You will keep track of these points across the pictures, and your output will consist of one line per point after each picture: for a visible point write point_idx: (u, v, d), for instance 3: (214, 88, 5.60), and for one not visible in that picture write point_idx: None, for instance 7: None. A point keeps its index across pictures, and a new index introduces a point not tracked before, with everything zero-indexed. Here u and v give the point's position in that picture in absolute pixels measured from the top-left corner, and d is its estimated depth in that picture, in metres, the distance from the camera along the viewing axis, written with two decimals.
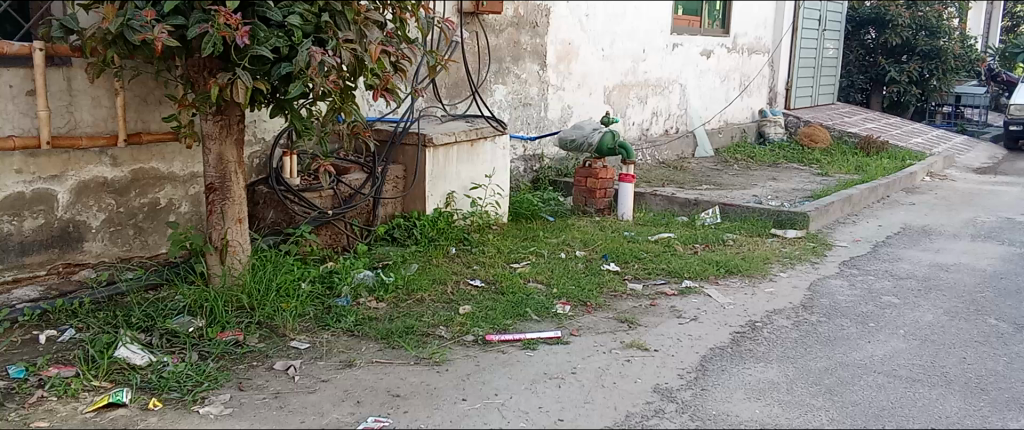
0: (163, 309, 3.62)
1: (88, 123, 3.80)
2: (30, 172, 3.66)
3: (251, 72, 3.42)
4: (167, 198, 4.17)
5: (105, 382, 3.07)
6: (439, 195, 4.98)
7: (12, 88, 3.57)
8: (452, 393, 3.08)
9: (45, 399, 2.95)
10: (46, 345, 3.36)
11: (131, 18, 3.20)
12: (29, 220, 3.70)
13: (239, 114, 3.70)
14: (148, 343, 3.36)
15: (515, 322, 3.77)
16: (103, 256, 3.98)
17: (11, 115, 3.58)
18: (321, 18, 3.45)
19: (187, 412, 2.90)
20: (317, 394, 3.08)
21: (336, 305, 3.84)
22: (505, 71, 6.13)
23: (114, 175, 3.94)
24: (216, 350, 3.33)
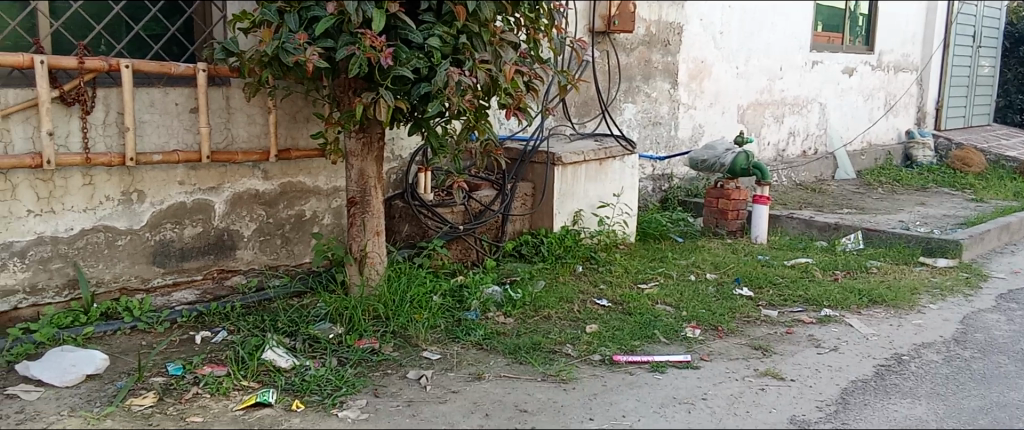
0: (307, 316, 3.82)
1: (244, 139, 4.08)
2: (192, 183, 3.96)
3: (393, 91, 3.56)
4: (312, 210, 4.41)
5: (253, 382, 3.27)
6: (567, 213, 5.01)
7: (178, 105, 3.86)
8: (580, 412, 3.07)
9: (200, 395, 3.17)
10: (202, 344, 3.61)
11: (286, 41, 3.40)
12: (189, 228, 4.00)
13: (379, 131, 3.85)
14: (292, 347, 3.54)
15: (643, 344, 3.73)
16: (253, 263, 4.24)
17: (177, 131, 3.88)
18: (459, 39, 3.55)
19: (327, 415, 3.04)
20: (447, 404, 3.15)
21: (466, 318, 3.93)
22: (636, 89, 6.10)
23: (266, 187, 4.20)
24: (354, 357, 3.48)
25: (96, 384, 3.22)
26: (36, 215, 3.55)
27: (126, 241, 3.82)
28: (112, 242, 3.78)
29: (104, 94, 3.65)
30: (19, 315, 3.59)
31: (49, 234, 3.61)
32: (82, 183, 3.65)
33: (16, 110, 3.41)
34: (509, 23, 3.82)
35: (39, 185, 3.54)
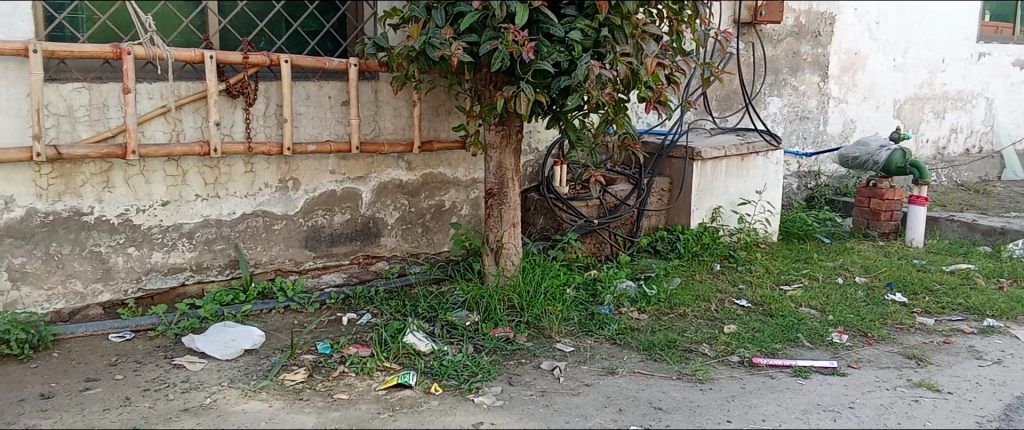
0: (445, 303, 3.93)
1: (389, 131, 4.25)
2: (342, 172, 4.17)
3: (533, 85, 3.59)
4: (451, 201, 4.54)
5: (395, 364, 3.41)
6: (705, 209, 4.91)
7: (330, 99, 4.07)
8: (716, 414, 3.00)
9: (346, 374, 3.33)
10: (348, 326, 3.80)
11: (432, 37, 3.50)
12: (338, 214, 4.21)
13: (518, 124, 3.90)
14: (431, 332, 3.66)
15: (785, 347, 3.59)
16: (396, 250, 4.42)
17: (329, 123, 4.09)
18: (601, 33, 3.53)
19: (463, 399, 3.13)
20: (581, 397, 3.16)
21: (600, 312, 3.92)
22: (782, 82, 5.88)
23: (409, 178, 4.36)
24: (490, 345, 3.56)
25: (253, 358, 3.44)
26: (203, 200, 3.84)
27: (281, 226, 4.07)
28: (269, 226, 4.04)
29: (265, 87, 3.90)
30: (186, 291, 3.92)
31: (213, 217, 3.89)
32: (243, 171, 3.91)
33: (188, 101, 3.70)
34: (651, 15, 3.76)
35: (206, 172, 3.82)
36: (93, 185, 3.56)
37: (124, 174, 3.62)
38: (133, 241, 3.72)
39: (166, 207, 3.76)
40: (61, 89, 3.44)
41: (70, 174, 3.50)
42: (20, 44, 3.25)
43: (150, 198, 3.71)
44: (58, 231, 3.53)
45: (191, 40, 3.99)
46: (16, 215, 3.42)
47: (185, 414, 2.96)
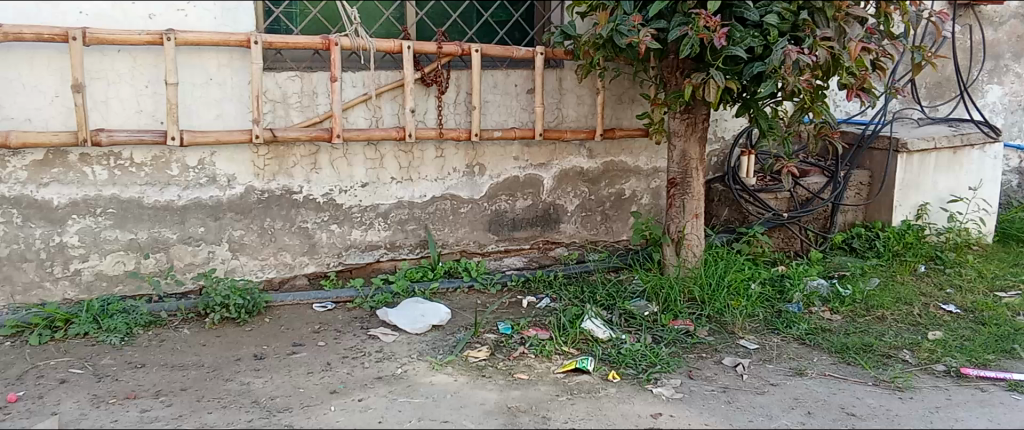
0: (624, 291, 3.92)
1: (573, 119, 4.29)
2: (525, 159, 4.26)
3: (724, 72, 3.49)
4: (632, 189, 4.54)
5: (573, 349, 3.45)
6: (910, 206, 4.57)
7: (517, 87, 4.17)
8: (917, 425, 2.79)
9: (526, 355, 3.41)
10: (528, 308, 3.90)
11: (620, 24, 3.47)
12: (521, 200, 4.32)
13: (705, 112, 3.80)
14: (609, 320, 3.66)
15: (999, 359, 3.29)
16: (575, 237, 4.49)
17: (514, 110, 4.19)
18: (799, 16, 3.36)
19: (642, 389, 3.11)
20: (765, 396, 3.05)
21: (788, 310, 3.76)
22: (1004, 69, 5.33)
23: (590, 166, 4.40)
24: (669, 336, 3.51)
25: (439, 334, 3.61)
26: (398, 182, 4.07)
27: (468, 209, 4.24)
28: (456, 210, 4.22)
29: (456, 75, 4.06)
30: (381, 267, 4.18)
31: (406, 199, 4.12)
32: (434, 156, 4.10)
33: (387, 89, 3.93)
34: None
35: (401, 156, 4.04)
36: (302, 166, 3.88)
37: (329, 156, 3.91)
38: (335, 219, 4.01)
39: (365, 188, 4.03)
40: (278, 77, 3.75)
41: (283, 155, 3.82)
42: (244, 36, 3.57)
43: (351, 179, 3.98)
44: (271, 208, 3.87)
45: (390, 32, 4.19)
46: (237, 192, 3.79)
47: (379, 382, 3.17)
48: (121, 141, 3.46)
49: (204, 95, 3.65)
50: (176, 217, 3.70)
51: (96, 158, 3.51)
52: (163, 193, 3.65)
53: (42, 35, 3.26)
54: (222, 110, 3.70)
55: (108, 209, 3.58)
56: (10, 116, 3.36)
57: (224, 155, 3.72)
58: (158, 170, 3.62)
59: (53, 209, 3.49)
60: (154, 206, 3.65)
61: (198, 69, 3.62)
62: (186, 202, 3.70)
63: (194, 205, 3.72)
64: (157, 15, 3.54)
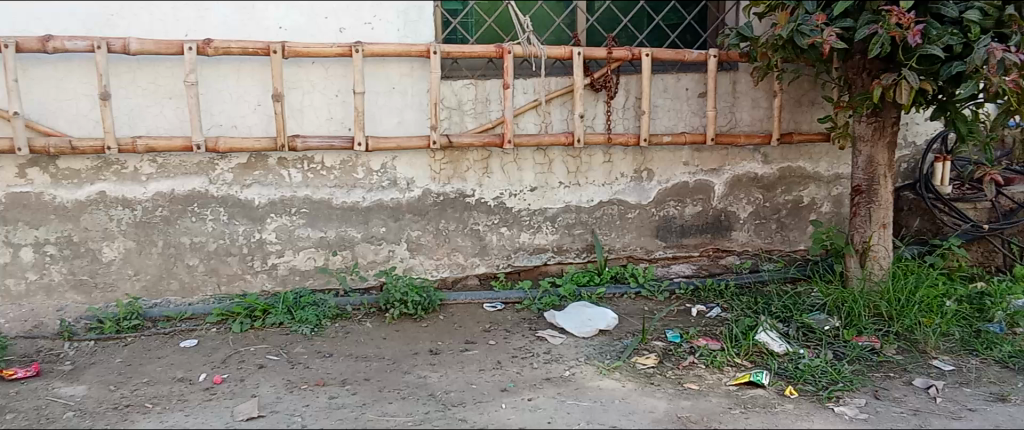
0: (802, 303, 3.73)
1: (747, 122, 4.16)
2: (695, 165, 4.18)
3: (917, 72, 3.24)
4: (810, 196, 4.35)
5: (746, 361, 3.33)
6: None
7: (688, 91, 4.10)
8: None
9: (696, 365, 3.34)
10: (697, 317, 3.81)
11: (802, 23, 3.31)
12: (690, 206, 4.24)
13: (895, 115, 3.55)
14: (786, 333, 3.51)
15: None
16: (747, 246, 4.36)
17: (685, 115, 4.12)
18: (1005, 11, 3.07)
19: (822, 407, 2.96)
20: (963, 422, 2.82)
21: (988, 330, 3.46)
22: None
23: (765, 171, 4.25)
24: (852, 353, 3.32)
25: (607, 339, 3.61)
26: (566, 187, 4.12)
27: (635, 215, 4.21)
28: (623, 215, 4.20)
29: (626, 80, 4.05)
30: (548, 270, 4.24)
31: (574, 204, 4.15)
32: (602, 161, 4.11)
33: (557, 95, 3.98)
34: None
35: (570, 161, 4.08)
36: (475, 170, 4.01)
37: (501, 161, 4.02)
38: (505, 222, 4.11)
39: (534, 192, 4.10)
40: (454, 85, 3.91)
41: (458, 160, 3.97)
42: (424, 46, 3.73)
43: (521, 183, 4.07)
44: (446, 210, 4.03)
45: (561, 38, 4.23)
46: (415, 194, 3.97)
47: (548, 383, 3.22)
48: (314, 147, 3.71)
49: (387, 103, 3.86)
50: (361, 217, 3.94)
51: (292, 162, 3.79)
52: (349, 195, 3.90)
53: (247, 50, 3.55)
54: (403, 116, 3.90)
55: (301, 209, 3.86)
56: (219, 123, 3.71)
57: (404, 159, 3.91)
58: (345, 173, 3.87)
59: (254, 208, 3.81)
60: (340, 207, 3.91)
61: (382, 78, 3.83)
62: (370, 203, 3.93)
63: (376, 206, 3.95)
64: (346, 29, 3.78)
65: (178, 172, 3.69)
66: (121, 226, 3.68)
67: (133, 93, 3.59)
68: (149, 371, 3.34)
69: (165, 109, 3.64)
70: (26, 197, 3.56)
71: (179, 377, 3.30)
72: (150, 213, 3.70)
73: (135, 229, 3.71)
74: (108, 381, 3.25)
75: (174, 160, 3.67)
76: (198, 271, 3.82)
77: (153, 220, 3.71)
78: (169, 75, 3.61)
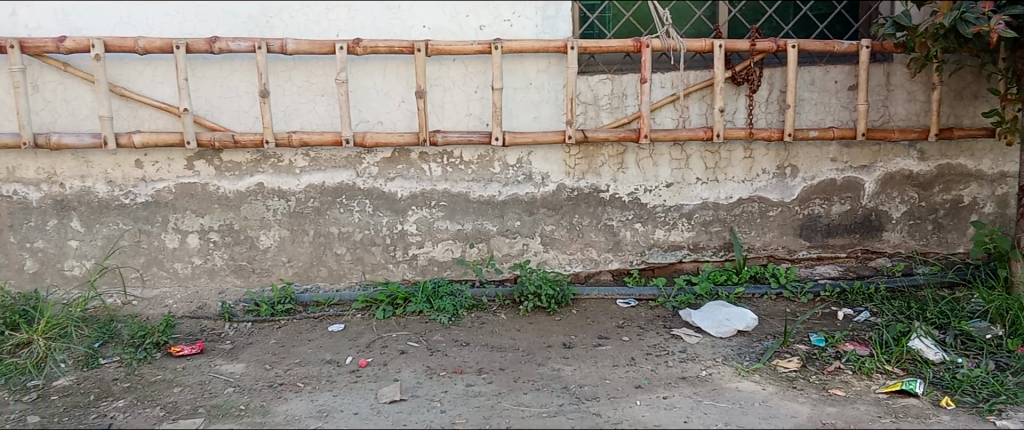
0: (960, 310, 3.54)
1: (902, 117, 3.95)
2: (844, 161, 4.03)
3: None
4: (972, 196, 4.12)
5: (898, 369, 3.18)
6: None
7: (837, 83, 3.93)
8: None
9: (842, 370, 3.20)
10: (844, 321, 3.66)
11: (967, 11, 3.08)
12: (837, 204, 4.10)
13: None
14: (942, 341, 3.34)
15: None
16: (900, 247, 4.17)
17: (834, 109, 3.96)
18: None
19: (982, 420, 2.83)
20: None
21: None
22: None
23: (921, 169, 4.06)
24: (1017, 364, 3.15)
25: (746, 340, 3.53)
26: (703, 183, 4.04)
27: (776, 213, 4.10)
28: (764, 212, 4.10)
29: (770, 73, 3.92)
30: (683, 267, 4.17)
31: (712, 200, 4.07)
32: (743, 156, 4.01)
33: (696, 89, 3.90)
34: None
35: (708, 156, 4.01)
36: (610, 165, 4.00)
37: (636, 156, 3.99)
38: (639, 218, 4.08)
39: (670, 188, 4.05)
40: (590, 80, 3.91)
41: (592, 155, 3.98)
42: (561, 42, 3.74)
43: (656, 179, 4.03)
44: (580, 205, 4.05)
45: (701, 31, 4.15)
46: (550, 189, 4.01)
47: (684, 382, 3.17)
48: (454, 141, 3.82)
49: (524, 99, 3.91)
50: (497, 210, 4.02)
51: (432, 157, 3.92)
52: (486, 189, 3.99)
53: (393, 48, 3.69)
54: (539, 112, 3.94)
55: (441, 202, 3.99)
56: (366, 119, 3.89)
57: (539, 154, 3.96)
58: (483, 167, 3.96)
59: (396, 200, 3.97)
60: (478, 200, 4.00)
61: (520, 74, 3.89)
62: (506, 197, 4.01)
63: (512, 200, 4.02)
64: (486, 27, 3.86)
65: (329, 166, 3.89)
66: (276, 216, 3.93)
67: (289, 91, 3.82)
68: (300, 352, 3.56)
69: (318, 106, 3.85)
70: (194, 187, 3.85)
71: (327, 359, 3.50)
72: (303, 203, 3.93)
73: (289, 219, 3.94)
74: (264, 361, 3.49)
75: (325, 154, 3.87)
76: (345, 259, 4.02)
77: (305, 210, 3.94)
78: (321, 74, 3.81)
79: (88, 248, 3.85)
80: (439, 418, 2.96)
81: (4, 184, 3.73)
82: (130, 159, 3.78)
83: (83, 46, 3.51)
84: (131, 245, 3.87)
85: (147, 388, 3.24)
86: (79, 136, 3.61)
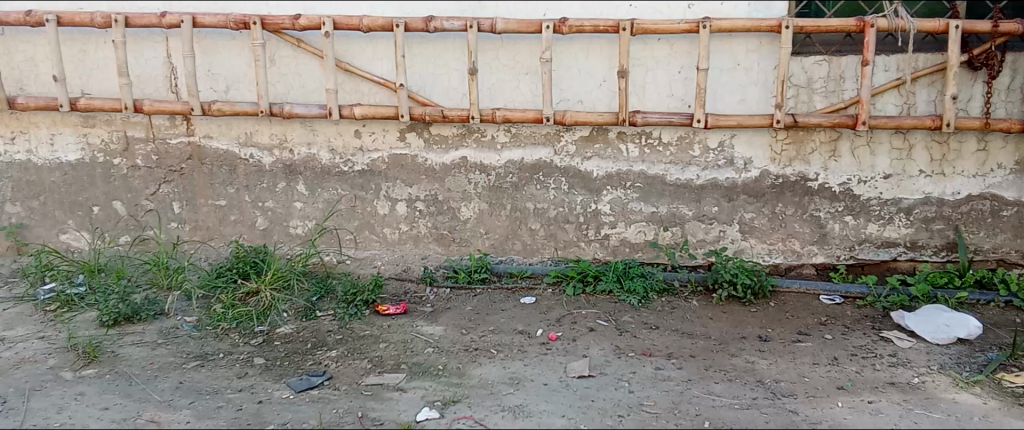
0: None
1: None
2: None
3: None
4: None
5: None
6: None
7: None
8: None
9: None
10: None
11: None
12: None
13: None
14: None
15: None
16: None
17: None
18: None
19: None
20: None
21: None
22: None
23: None
24: None
25: (967, 349, 3.25)
26: (928, 176, 3.75)
27: (1011, 213, 3.77)
28: (997, 212, 3.77)
29: (1014, 58, 3.54)
30: (897, 266, 3.90)
31: (935, 195, 3.78)
32: (976, 149, 3.70)
33: (925, 74, 3.59)
34: None
35: (934, 147, 3.71)
36: (821, 153, 3.79)
37: (851, 144, 3.75)
38: (851, 210, 3.85)
39: (888, 180, 3.78)
40: (805, 62, 3.70)
41: (802, 141, 3.78)
42: (775, 21, 3.58)
43: (873, 170, 3.78)
44: (785, 193, 3.87)
45: (934, 11, 3.78)
46: (753, 175, 3.86)
47: (892, 388, 2.96)
48: (654, 122, 3.77)
49: (731, 80, 3.78)
50: (694, 195, 3.93)
51: (631, 137, 3.89)
52: (684, 172, 3.91)
53: (598, 27, 3.68)
54: (746, 94, 3.79)
55: (637, 183, 3.96)
56: (567, 98, 3.90)
57: (743, 138, 3.82)
58: (682, 150, 3.88)
59: (592, 179, 3.99)
60: (675, 184, 3.93)
61: (727, 54, 3.75)
62: (704, 182, 3.91)
63: (711, 185, 3.91)
64: (695, 5, 3.77)
65: (528, 142, 3.98)
66: (477, 189, 4.08)
67: (495, 68, 3.92)
68: (494, 321, 3.69)
69: (521, 84, 3.92)
70: (404, 158, 4.08)
71: (519, 329, 3.60)
72: (502, 178, 4.05)
73: (488, 193, 4.08)
74: (461, 325, 3.65)
75: (526, 130, 3.96)
76: (539, 234, 4.11)
77: (504, 185, 4.06)
78: (526, 53, 3.88)
79: (311, 210, 4.20)
80: (627, 398, 2.96)
81: (242, 148, 4.14)
82: (351, 129, 4.06)
83: (315, 24, 3.81)
84: (347, 209, 4.19)
85: (356, 342, 3.50)
86: (308, 107, 3.94)
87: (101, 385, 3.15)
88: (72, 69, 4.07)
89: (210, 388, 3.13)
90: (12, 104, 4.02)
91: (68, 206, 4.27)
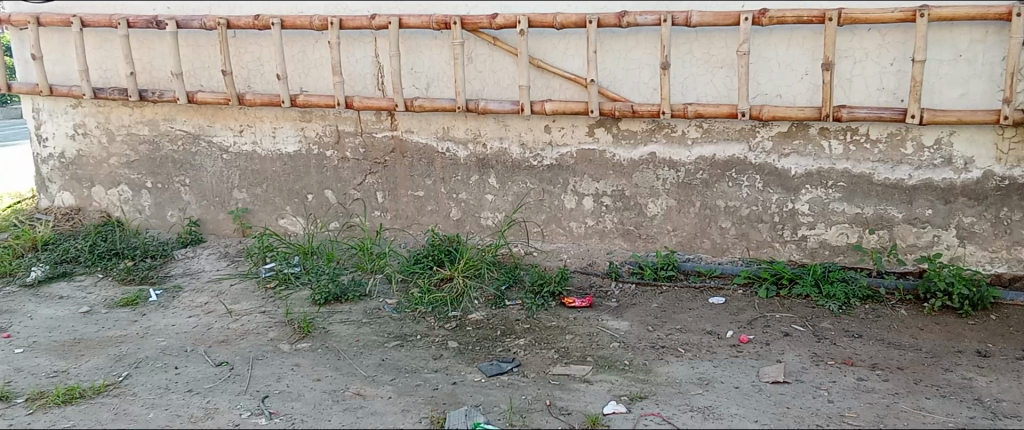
0: None
1: None
2: None
3: None
4: None
5: None
6: None
7: None
8: None
9: None
10: None
11: None
12: None
13: None
14: None
15: None
16: None
17: None
18: None
19: None
20: None
21: None
22: None
23: None
24: None
25: None
26: None
27: None
28: None
29: None
30: None
31: None
32: None
33: None
34: None
35: None
36: None
37: None
38: None
39: None
40: None
41: None
42: (1007, 7, 3.26)
43: None
44: (1011, 197, 3.53)
45: None
46: (973, 176, 3.55)
47: None
48: (860, 118, 3.55)
49: (950, 72, 3.48)
50: (905, 196, 3.67)
51: (834, 133, 3.69)
52: (893, 172, 3.65)
53: (802, 18, 3.52)
54: (968, 87, 3.47)
55: (839, 182, 3.75)
56: (764, 92, 3.76)
57: (964, 136, 3.52)
58: (892, 147, 3.62)
59: (790, 177, 3.82)
60: (882, 183, 3.68)
61: (947, 44, 3.45)
62: (916, 182, 3.63)
63: (924, 186, 3.63)
64: None
65: (721, 138, 3.87)
66: (665, 185, 4.04)
67: (689, 63, 3.85)
68: (682, 320, 3.63)
69: (715, 78, 3.83)
70: (593, 153, 4.11)
71: (708, 330, 3.52)
72: (692, 175, 3.98)
73: (677, 189, 4.03)
74: (648, 322, 3.63)
75: (718, 126, 3.86)
76: (730, 233, 4.00)
77: (694, 182, 3.98)
78: (722, 46, 3.77)
79: (501, 202, 4.34)
80: (826, 407, 2.82)
81: (440, 142, 4.35)
82: (541, 124, 4.15)
83: (511, 22, 3.93)
84: (536, 202, 4.29)
85: (544, 332, 3.58)
86: (501, 103, 4.07)
87: (313, 358, 3.43)
88: (293, 68, 4.46)
89: (409, 367, 3.33)
90: (242, 101, 4.47)
91: (286, 194, 4.69)
